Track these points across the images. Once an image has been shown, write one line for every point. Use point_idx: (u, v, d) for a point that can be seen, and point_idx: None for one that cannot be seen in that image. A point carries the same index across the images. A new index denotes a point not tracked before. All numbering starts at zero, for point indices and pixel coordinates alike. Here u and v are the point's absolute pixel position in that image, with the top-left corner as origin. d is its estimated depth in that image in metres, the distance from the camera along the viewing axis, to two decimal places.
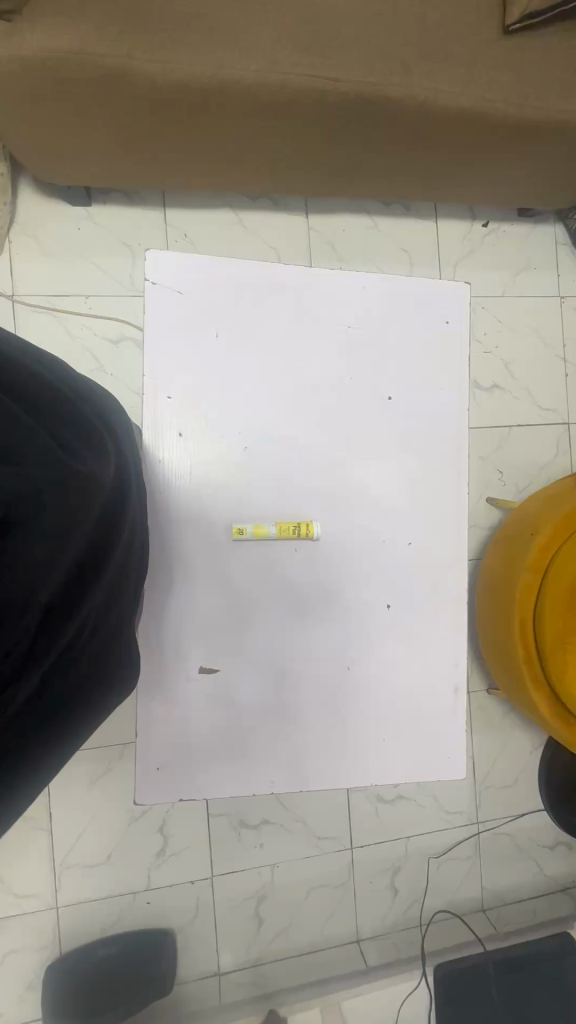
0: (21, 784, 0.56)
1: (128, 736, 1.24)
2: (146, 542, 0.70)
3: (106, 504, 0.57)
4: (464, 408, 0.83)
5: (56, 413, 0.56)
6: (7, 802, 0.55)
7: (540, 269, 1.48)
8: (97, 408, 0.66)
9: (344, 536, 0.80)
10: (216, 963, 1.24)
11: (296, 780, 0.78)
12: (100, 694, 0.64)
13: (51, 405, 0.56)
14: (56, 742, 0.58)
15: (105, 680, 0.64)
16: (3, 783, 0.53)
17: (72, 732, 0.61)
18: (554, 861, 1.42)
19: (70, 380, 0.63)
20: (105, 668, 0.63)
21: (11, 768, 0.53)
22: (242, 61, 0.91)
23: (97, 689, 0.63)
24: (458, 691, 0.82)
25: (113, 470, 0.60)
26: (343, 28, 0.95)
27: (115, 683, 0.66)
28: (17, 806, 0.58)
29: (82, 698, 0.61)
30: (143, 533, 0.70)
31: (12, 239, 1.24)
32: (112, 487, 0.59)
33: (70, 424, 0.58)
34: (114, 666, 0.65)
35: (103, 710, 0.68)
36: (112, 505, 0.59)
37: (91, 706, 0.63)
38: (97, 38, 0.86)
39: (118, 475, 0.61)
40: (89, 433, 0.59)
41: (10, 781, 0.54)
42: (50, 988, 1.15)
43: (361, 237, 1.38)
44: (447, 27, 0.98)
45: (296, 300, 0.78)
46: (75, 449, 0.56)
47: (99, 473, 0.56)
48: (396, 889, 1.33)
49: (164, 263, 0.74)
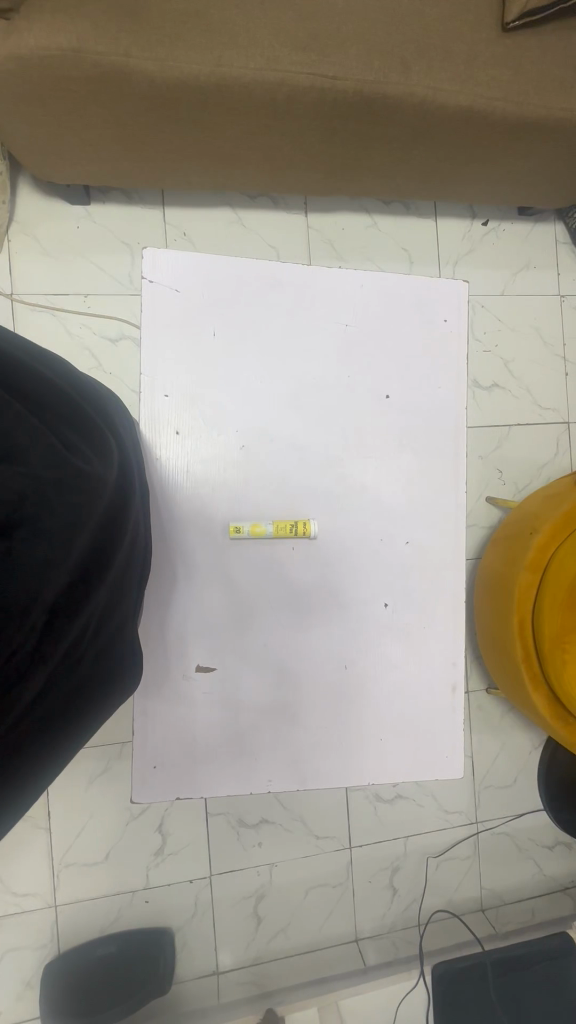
0: (26, 786, 0.55)
1: (127, 735, 1.24)
2: (149, 541, 0.70)
3: (111, 503, 0.57)
4: (463, 407, 0.83)
5: (59, 412, 0.56)
6: (12, 803, 0.55)
7: (540, 268, 1.47)
8: (100, 407, 0.66)
9: (342, 536, 0.79)
10: (215, 963, 1.24)
11: (293, 780, 0.78)
12: (106, 694, 0.64)
13: (55, 405, 0.56)
14: (62, 742, 0.58)
15: (110, 680, 0.63)
16: (7, 785, 0.52)
17: (77, 732, 0.61)
18: (554, 861, 1.42)
19: (73, 378, 0.63)
20: (110, 667, 0.63)
21: (16, 768, 0.53)
22: (240, 59, 0.91)
23: (102, 688, 0.63)
24: (456, 691, 0.82)
25: (119, 470, 0.60)
26: (342, 27, 0.94)
27: (119, 683, 0.65)
28: (23, 807, 0.58)
29: (87, 698, 0.60)
30: (146, 532, 0.69)
31: (11, 238, 1.24)
32: (117, 486, 0.59)
33: (74, 423, 0.58)
34: (119, 666, 0.65)
35: (108, 709, 0.67)
36: (117, 505, 0.58)
37: (95, 707, 0.63)
38: (95, 37, 0.86)
39: (124, 474, 0.61)
40: (93, 433, 0.59)
41: (16, 782, 0.53)
42: (48, 987, 1.15)
43: (360, 236, 1.38)
44: (447, 26, 0.98)
45: (294, 299, 0.78)
46: (78, 450, 0.56)
47: (104, 472, 0.56)
48: (395, 889, 1.33)
49: (161, 262, 0.74)
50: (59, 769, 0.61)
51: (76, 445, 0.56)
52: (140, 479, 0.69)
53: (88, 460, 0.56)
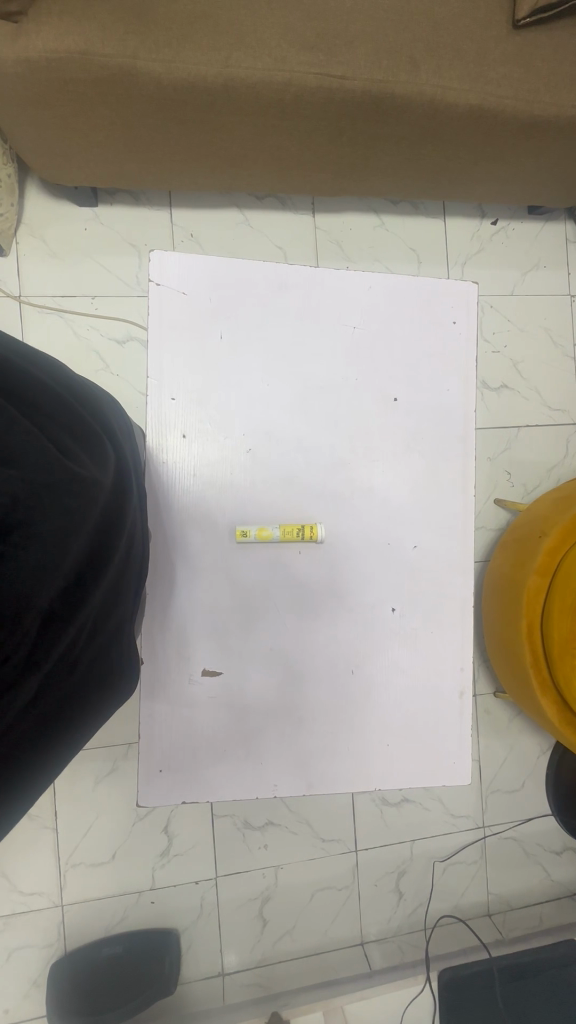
0: (27, 787, 0.56)
1: (133, 735, 1.25)
2: (147, 544, 0.71)
3: (106, 506, 0.58)
4: (471, 408, 0.82)
5: (54, 415, 0.57)
6: (12, 804, 0.55)
7: (550, 268, 1.46)
8: (96, 413, 0.67)
9: (348, 537, 0.79)
10: (220, 963, 1.24)
11: (299, 784, 0.77)
12: (103, 697, 0.64)
13: (49, 408, 0.57)
14: (60, 744, 0.58)
15: (108, 682, 0.64)
16: (8, 786, 0.52)
17: (75, 733, 0.61)
18: (562, 866, 1.41)
19: (69, 382, 0.64)
20: (108, 669, 0.64)
21: (13, 772, 0.52)
22: (247, 60, 0.90)
23: (101, 690, 0.63)
24: (464, 694, 0.81)
25: (113, 473, 0.61)
26: (350, 26, 0.94)
27: (117, 684, 0.66)
28: (20, 808, 0.57)
29: (86, 701, 0.60)
30: (144, 532, 0.70)
31: (19, 239, 1.24)
32: (112, 489, 0.59)
33: (68, 427, 0.58)
34: (117, 667, 0.65)
35: (107, 711, 0.68)
36: (113, 508, 0.59)
37: (94, 708, 0.63)
38: (103, 38, 0.86)
39: (119, 478, 0.62)
40: (87, 437, 0.60)
41: (13, 784, 0.53)
42: (54, 987, 1.15)
43: (368, 236, 1.38)
44: (456, 23, 0.97)
45: (302, 300, 0.77)
46: (73, 452, 0.56)
47: (98, 475, 0.57)
48: (401, 892, 1.32)
49: (168, 262, 0.74)
50: (58, 769, 0.61)
51: (71, 448, 0.56)
52: (137, 484, 0.70)
53: (82, 462, 0.56)
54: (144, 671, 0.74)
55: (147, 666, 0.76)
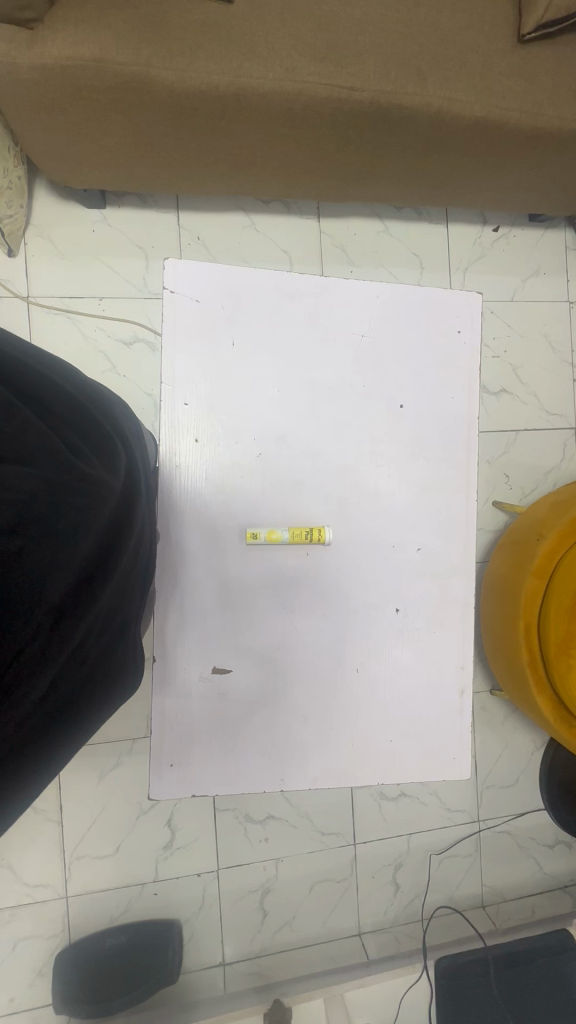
0: (31, 784, 0.56)
1: (139, 728, 1.28)
2: (152, 541, 0.74)
3: (117, 506, 0.59)
4: (474, 413, 0.85)
5: (65, 415, 0.59)
6: (17, 799, 0.55)
7: (550, 274, 1.49)
8: (108, 414, 0.69)
9: (354, 539, 0.81)
10: (220, 955, 1.26)
11: (305, 780, 0.79)
12: (110, 691, 0.66)
13: (61, 409, 0.59)
14: (70, 736, 0.59)
15: (113, 677, 0.65)
16: (17, 782, 0.53)
17: (82, 729, 0.62)
18: (554, 860, 1.44)
19: (79, 383, 0.66)
20: (114, 664, 0.65)
21: (23, 768, 0.52)
22: (259, 69, 0.92)
23: (108, 685, 0.64)
24: (464, 692, 0.84)
25: (124, 475, 0.63)
26: (359, 37, 0.96)
27: (120, 678, 0.68)
28: (26, 799, 0.58)
29: (93, 697, 0.62)
30: (151, 531, 0.73)
31: (28, 239, 1.25)
32: (122, 489, 0.61)
33: (80, 429, 0.60)
34: (120, 664, 0.67)
35: (111, 705, 0.69)
36: (123, 507, 0.61)
37: (100, 704, 0.64)
38: (117, 46, 0.87)
39: (129, 479, 0.64)
40: (98, 438, 0.62)
41: (21, 780, 0.53)
42: (57, 977, 1.17)
43: (372, 241, 1.40)
44: (463, 37, 0.99)
45: (314, 308, 0.79)
46: (84, 453, 0.58)
47: (107, 475, 0.59)
48: (397, 885, 1.36)
49: (182, 268, 0.75)
50: (62, 764, 0.62)
51: (81, 448, 0.58)
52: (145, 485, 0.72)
53: (93, 463, 0.58)
54: (158, 669, 0.77)
55: (158, 666, 0.77)
